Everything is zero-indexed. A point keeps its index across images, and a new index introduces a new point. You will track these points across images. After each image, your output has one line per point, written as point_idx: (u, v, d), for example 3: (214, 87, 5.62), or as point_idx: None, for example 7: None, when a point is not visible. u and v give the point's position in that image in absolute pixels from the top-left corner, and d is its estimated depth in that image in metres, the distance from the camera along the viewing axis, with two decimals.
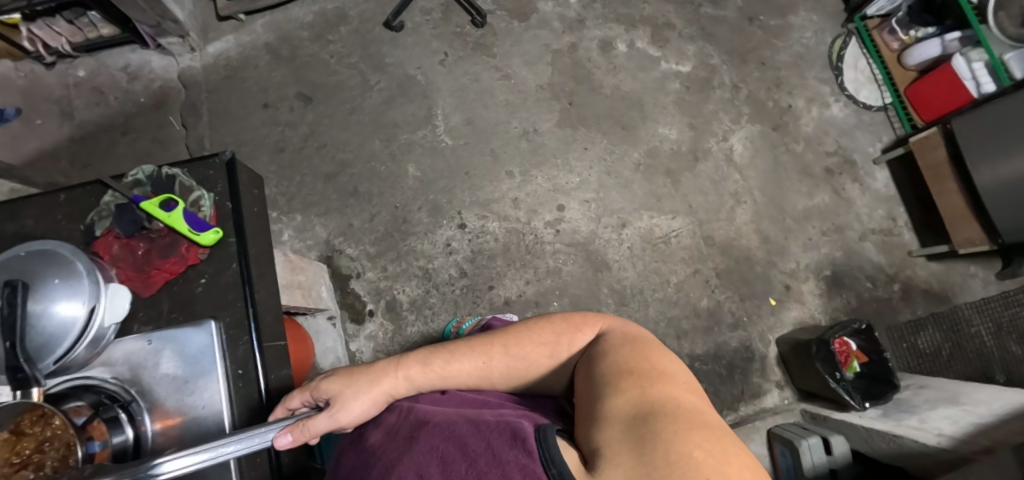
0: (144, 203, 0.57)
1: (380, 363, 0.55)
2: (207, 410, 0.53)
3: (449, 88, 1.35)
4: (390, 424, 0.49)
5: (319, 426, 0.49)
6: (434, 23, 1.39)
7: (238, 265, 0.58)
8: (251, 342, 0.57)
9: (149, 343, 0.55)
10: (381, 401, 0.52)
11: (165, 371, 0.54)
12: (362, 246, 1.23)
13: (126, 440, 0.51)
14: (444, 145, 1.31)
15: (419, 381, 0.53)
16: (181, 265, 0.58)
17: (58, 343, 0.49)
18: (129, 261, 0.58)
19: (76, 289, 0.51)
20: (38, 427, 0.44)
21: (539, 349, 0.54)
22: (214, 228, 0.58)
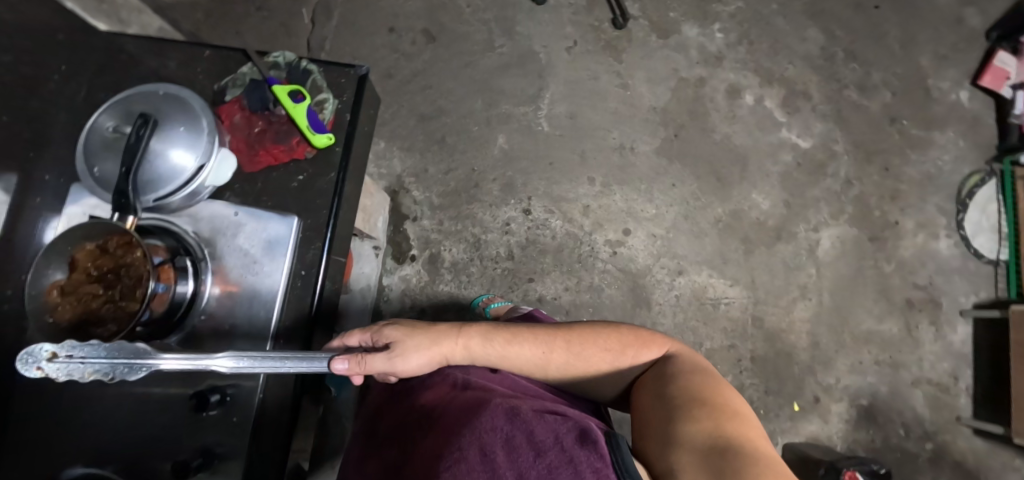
0: (276, 87, 0.60)
1: (443, 324, 0.56)
2: (265, 294, 0.56)
3: (566, 76, 1.34)
4: (445, 389, 0.52)
5: (376, 364, 0.51)
6: (575, 9, 1.37)
7: (336, 176, 0.61)
8: (320, 250, 0.59)
9: (235, 214, 0.58)
10: (437, 361, 0.54)
11: (240, 245, 0.57)
12: (428, 193, 1.25)
13: (185, 294, 0.54)
14: (540, 130, 1.30)
15: (477, 352, 0.55)
16: (287, 155, 0.61)
17: (164, 184, 0.53)
18: (243, 132, 0.61)
19: (195, 142, 0.54)
20: (122, 250, 0.48)
21: (602, 359, 0.56)
22: (328, 134, 0.61)
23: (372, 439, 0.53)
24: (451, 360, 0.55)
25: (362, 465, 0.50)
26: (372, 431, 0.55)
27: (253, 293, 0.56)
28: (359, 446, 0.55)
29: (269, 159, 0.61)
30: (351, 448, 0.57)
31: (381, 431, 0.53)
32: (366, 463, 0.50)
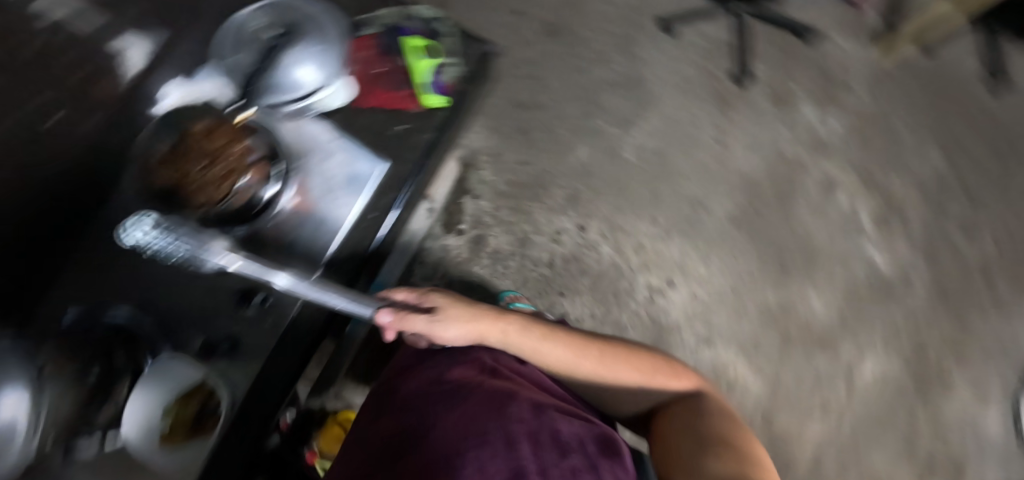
0: (411, 41, 0.64)
1: (484, 305, 0.59)
2: (333, 220, 0.59)
3: (668, 113, 1.31)
4: (473, 371, 0.52)
5: (416, 325, 0.55)
6: (700, 54, 1.34)
7: (433, 138, 0.64)
8: (397, 198, 0.62)
9: (332, 140, 0.61)
10: (472, 337, 0.57)
11: (328, 169, 0.60)
12: (496, 177, 1.27)
13: (265, 195, 0.56)
14: (622, 155, 1.28)
15: (511, 340, 0.56)
16: (396, 102, 0.64)
17: (282, 91, 0.57)
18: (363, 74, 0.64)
19: (320, 62, 0.57)
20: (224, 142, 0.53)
21: (628, 377, 0.56)
22: (441, 96, 0.64)
23: (390, 402, 0.52)
24: (485, 340, 0.57)
25: (376, 427, 0.49)
26: (391, 392, 0.54)
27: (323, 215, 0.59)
28: (377, 406, 0.54)
29: (380, 104, 0.64)
30: (368, 405, 0.56)
31: (400, 395, 0.52)
32: (380, 425, 0.49)
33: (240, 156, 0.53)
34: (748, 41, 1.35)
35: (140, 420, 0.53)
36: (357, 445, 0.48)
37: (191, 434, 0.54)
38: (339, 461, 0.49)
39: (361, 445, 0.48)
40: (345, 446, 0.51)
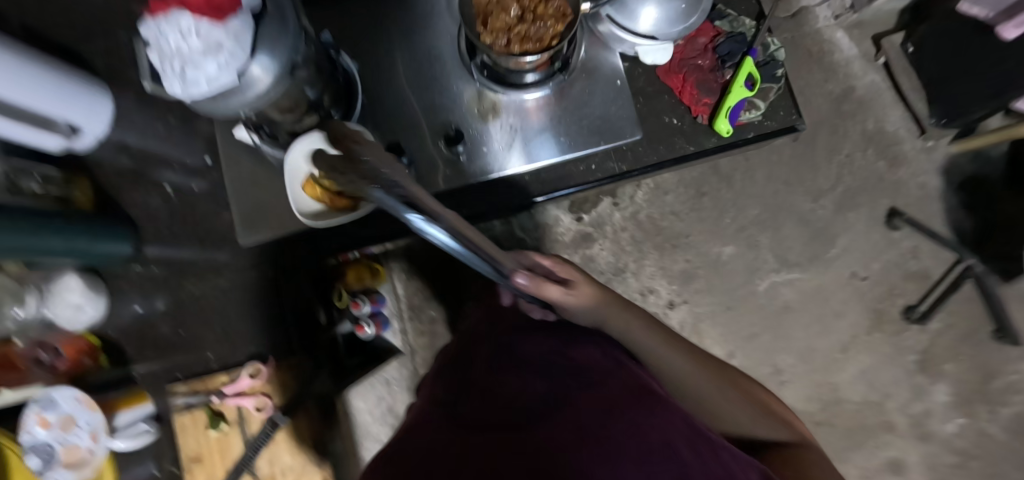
0: (747, 63, 0.68)
1: (612, 293, 0.61)
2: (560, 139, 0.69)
3: (826, 289, 1.16)
4: (598, 355, 0.51)
5: (551, 293, 0.54)
6: (904, 259, 1.16)
7: (690, 153, 0.71)
8: (611, 176, 0.71)
9: (615, 80, 0.69)
10: (597, 318, 0.58)
11: (587, 102, 0.69)
12: (639, 201, 1.17)
13: (532, 85, 0.67)
14: (756, 284, 1.16)
15: (636, 334, 0.58)
16: (690, 99, 0.70)
17: (626, 18, 0.64)
18: (692, 66, 0.70)
19: (669, 21, 0.64)
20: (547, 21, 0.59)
21: (740, 413, 0.57)
22: (728, 128, 0.69)
23: (507, 357, 0.50)
24: (603, 327, 0.59)
25: (497, 379, 0.46)
26: (508, 347, 0.52)
27: (568, 135, 0.69)
28: (490, 358, 0.51)
29: (682, 97, 0.70)
30: (475, 355, 0.54)
31: (518, 355, 0.50)
32: (502, 379, 0.45)
33: (538, 38, 0.59)
34: (960, 297, 1.14)
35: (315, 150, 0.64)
36: (476, 393, 0.44)
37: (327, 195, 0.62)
38: (449, 399, 0.45)
39: (484, 392, 0.44)
40: (456, 388, 0.48)
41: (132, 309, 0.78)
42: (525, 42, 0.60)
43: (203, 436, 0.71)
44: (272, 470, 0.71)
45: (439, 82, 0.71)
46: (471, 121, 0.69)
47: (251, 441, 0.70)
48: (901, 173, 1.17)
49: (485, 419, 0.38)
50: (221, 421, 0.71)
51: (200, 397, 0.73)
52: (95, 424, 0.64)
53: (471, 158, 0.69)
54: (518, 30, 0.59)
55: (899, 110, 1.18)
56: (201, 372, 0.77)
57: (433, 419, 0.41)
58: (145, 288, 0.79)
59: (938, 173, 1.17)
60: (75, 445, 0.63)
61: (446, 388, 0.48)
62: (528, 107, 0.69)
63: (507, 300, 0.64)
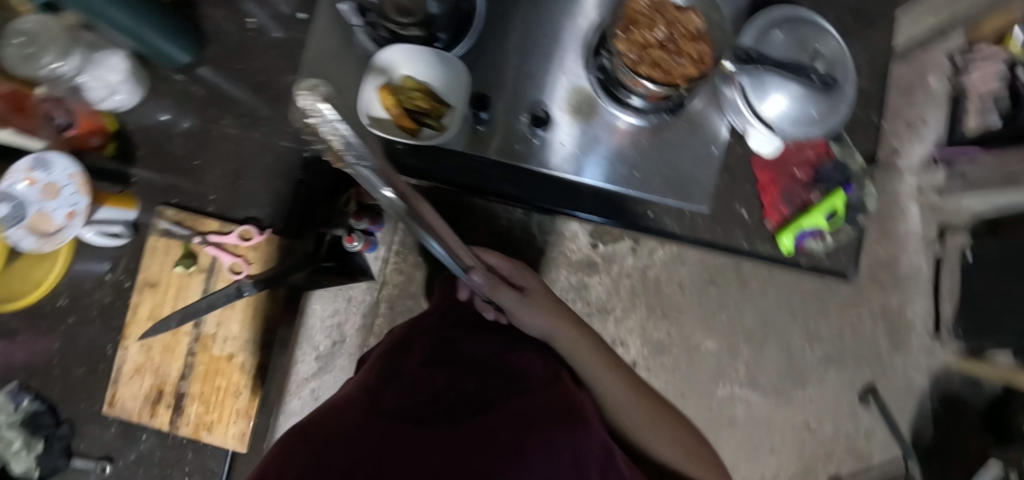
0: (836, 195, 0.68)
1: (568, 313, 0.61)
2: (630, 173, 0.68)
3: (774, 424, 1.17)
4: (539, 366, 0.51)
5: (503, 296, 0.56)
6: (856, 435, 1.17)
7: (742, 249, 0.70)
8: (659, 234, 0.71)
9: (711, 147, 0.68)
10: (545, 334, 0.58)
11: (675, 152, 0.68)
12: (655, 259, 1.16)
13: (627, 109, 0.65)
14: (715, 387, 1.17)
15: (580, 353, 0.58)
16: (769, 202, 0.69)
17: (753, 96, 0.62)
18: (787, 172, 0.70)
19: (788, 121, 0.62)
20: (681, 55, 0.57)
21: (665, 445, 0.56)
22: (788, 246, 0.69)
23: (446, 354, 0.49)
24: (550, 341, 0.58)
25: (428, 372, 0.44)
26: (452, 345, 0.52)
27: (642, 173, 0.68)
28: (429, 351, 0.50)
29: (762, 194, 0.70)
30: (418, 342, 0.52)
31: (459, 355, 0.49)
32: (433, 373, 0.44)
33: (667, 71, 0.57)
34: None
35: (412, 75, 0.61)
36: (405, 379, 0.43)
37: (403, 114, 0.59)
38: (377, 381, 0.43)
39: (412, 382, 0.42)
40: (389, 368, 0.46)
41: (160, 117, 0.77)
42: (653, 68, 0.57)
43: (169, 268, 0.70)
44: (215, 332, 0.70)
45: (549, 58, 0.68)
46: (558, 110, 0.68)
47: (209, 296, 0.69)
48: (896, 358, 1.17)
49: (407, 412, 0.37)
50: (191, 263, 0.70)
51: (183, 231, 0.71)
52: (77, 206, 0.63)
53: (542, 144, 0.67)
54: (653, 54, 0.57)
55: (927, 302, 1.18)
56: (192, 207, 0.75)
57: (357, 399, 0.39)
58: (179, 103, 0.77)
59: (929, 375, 1.17)
60: (46, 214, 0.62)
61: (379, 367, 0.47)
62: (619, 126, 0.68)
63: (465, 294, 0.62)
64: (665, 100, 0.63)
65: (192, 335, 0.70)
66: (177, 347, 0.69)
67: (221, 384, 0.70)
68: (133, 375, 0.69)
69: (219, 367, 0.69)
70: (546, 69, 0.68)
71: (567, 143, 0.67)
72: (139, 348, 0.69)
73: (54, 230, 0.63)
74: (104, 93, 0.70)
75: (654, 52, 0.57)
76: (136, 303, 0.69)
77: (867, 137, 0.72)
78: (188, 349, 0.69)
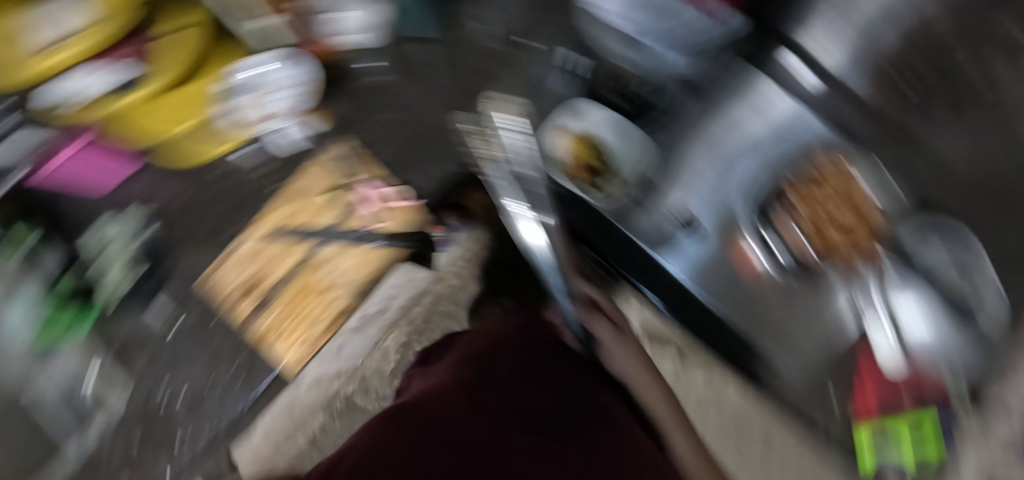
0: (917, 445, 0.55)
1: (660, 381, 0.46)
2: (731, 300, 0.64)
3: None
4: (612, 406, 0.42)
5: (597, 325, 0.47)
6: None
7: (813, 426, 0.62)
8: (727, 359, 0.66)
9: (832, 330, 0.61)
10: (624, 375, 0.46)
11: (792, 302, 0.63)
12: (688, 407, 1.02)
13: (766, 239, 0.62)
14: None
15: (660, 411, 0.44)
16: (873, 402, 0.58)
17: (890, 288, 0.58)
18: (898, 374, 0.57)
19: (917, 328, 0.56)
20: (851, 232, 0.59)
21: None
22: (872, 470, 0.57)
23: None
24: (630, 385, 0.46)
25: (512, 383, 0.41)
26: (535, 364, 0.46)
27: (757, 317, 0.64)
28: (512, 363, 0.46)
29: (859, 392, 0.59)
30: (506, 350, 0.48)
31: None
32: (516, 387, 0.40)
33: (825, 239, 0.60)
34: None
35: (599, 122, 0.62)
36: (488, 377, 0.39)
37: (579, 163, 0.62)
38: (466, 371, 0.43)
39: (499, 386, 0.40)
40: (478, 361, 0.45)
41: None
42: (818, 238, 0.60)
43: (317, 191, 0.63)
44: (325, 260, 0.63)
45: (706, 166, 0.65)
46: (705, 225, 0.65)
47: (335, 233, 0.63)
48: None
49: (493, 410, 0.36)
50: (336, 197, 0.63)
51: (344, 168, 0.64)
52: (299, 106, 0.61)
53: (672, 249, 0.65)
54: (819, 221, 0.60)
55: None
56: None
57: (446, 382, 0.40)
58: None
59: None
60: (270, 95, 0.59)
61: (468, 359, 0.46)
62: (747, 258, 0.63)
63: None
64: (812, 264, 0.61)
65: (302, 255, 0.62)
66: (286, 260, 0.62)
67: (305, 309, 0.63)
68: (235, 265, 0.62)
69: (307, 295, 0.63)
70: (696, 176, 0.65)
71: (692, 240, 0.65)
72: (260, 242, 0.62)
73: (253, 123, 0.60)
74: (344, 27, 0.61)
75: (832, 210, 0.59)
76: (275, 205, 0.63)
77: None
78: (294, 266, 0.62)
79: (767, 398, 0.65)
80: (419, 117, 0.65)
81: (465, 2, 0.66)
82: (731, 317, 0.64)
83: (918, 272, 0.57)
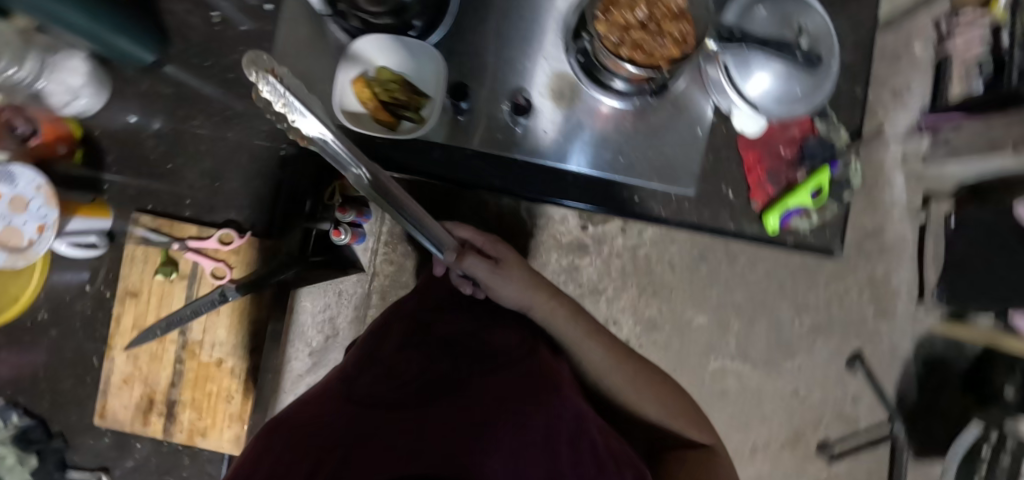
0: (805, 195, 0.61)
1: (552, 297, 0.48)
2: (606, 156, 0.60)
3: (765, 395, 0.89)
4: (511, 341, 0.46)
5: (477, 267, 0.44)
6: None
7: (728, 230, 0.63)
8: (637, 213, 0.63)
9: (700, 128, 0.60)
10: (520, 304, 0.46)
11: (657, 129, 0.60)
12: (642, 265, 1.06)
13: (602, 80, 0.57)
14: (706, 360, 0.88)
15: (557, 324, 0.47)
16: (762, 181, 0.62)
17: (733, 65, 0.55)
18: (772, 151, 0.62)
19: (773, 87, 0.55)
20: (667, 28, 0.51)
21: (650, 406, 0.47)
22: (775, 229, 0.62)
23: (424, 341, 0.43)
24: (529, 311, 0.47)
25: (404, 361, 0.39)
26: (426, 330, 0.45)
27: (627, 157, 0.60)
28: (404, 338, 0.43)
29: (751, 177, 0.62)
30: (394, 328, 0.46)
31: (435, 343, 0.43)
32: (410, 363, 0.39)
33: (643, 50, 0.51)
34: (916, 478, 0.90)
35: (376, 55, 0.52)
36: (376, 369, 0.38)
37: (377, 107, 0.51)
38: (352, 367, 0.39)
39: (388, 370, 0.38)
40: (362, 355, 0.41)
41: None
42: (637, 52, 0.51)
43: (150, 276, 0.57)
44: (202, 337, 0.57)
45: (516, 40, 0.59)
46: (541, 98, 0.59)
47: (192, 303, 0.56)
48: (880, 325, 0.89)
49: (382, 396, 0.34)
50: (171, 270, 0.57)
51: (161, 238, 0.57)
52: (43, 220, 0.49)
53: (526, 137, 0.59)
54: (630, 33, 0.51)
55: (911, 269, 0.88)
56: None
57: (329, 389, 0.36)
58: None
59: (915, 339, 0.89)
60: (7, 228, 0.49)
61: (355, 355, 0.42)
62: (598, 110, 0.60)
63: (440, 270, 0.52)
64: (648, 82, 0.55)
65: (178, 343, 0.57)
66: (163, 357, 0.57)
67: (212, 392, 0.57)
68: (120, 390, 0.57)
69: (207, 378, 0.57)
70: (511, 54, 0.59)
71: (540, 117, 0.59)
72: (128, 359, 0.57)
73: (26, 245, 0.49)
74: (72, 91, 0.54)
75: (637, 16, 0.51)
76: (117, 314, 0.57)
77: (851, 109, 0.64)
78: (176, 357, 0.57)
79: (684, 229, 0.63)
80: (207, 151, 0.59)
81: (178, 15, 0.58)
82: (603, 173, 0.61)
83: (748, 40, 0.54)
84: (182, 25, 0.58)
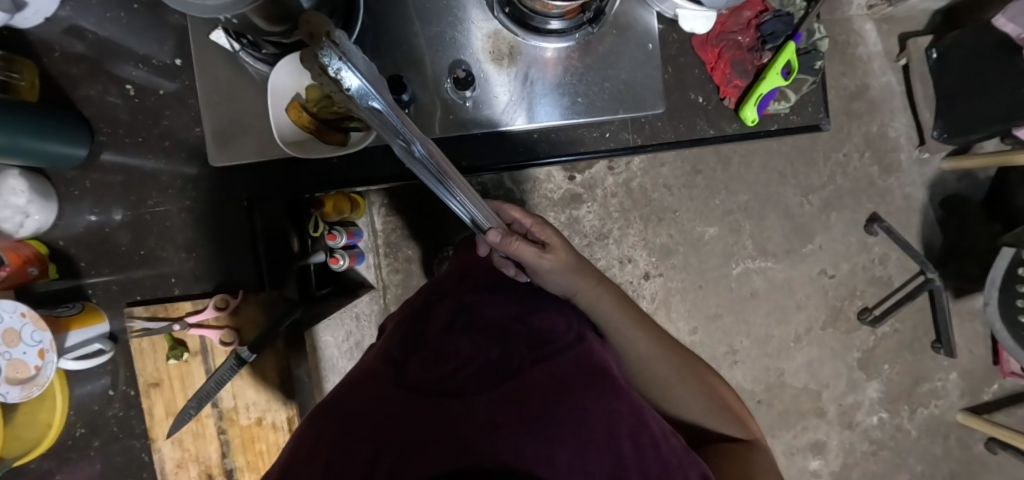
0: (778, 73, 0.58)
1: (599, 282, 0.44)
2: (569, 104, 0.58)
3: (795, 283, 0.88)
4: (561, 325, 0.38)
5: (525, 251, 0.40)
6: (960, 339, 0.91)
7: (709, 137, 0.61)
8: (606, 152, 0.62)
9: (650, 43, 0.57)
10: (566, 288, 0.43)
11: (608, 58, 0.57)
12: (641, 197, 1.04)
13: (539, 26, 0.54)
14: (728, 268, 0.87)
15: (604, 310, 0.43)
16: (728, 74, 0.59)
17: None
18: (730, 42, 0.59)
19: None
20: None
21: (692, 401, 0.43)
22: (754, 118, 0.59)
23: (467, 319, 0.36)
24: (573, 298, 0.44)
25: (450, 341, 0.33)
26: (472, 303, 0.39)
27: (587, 97, 0.58)
28: (451, 308, 0.39)
29: (715, 75, 0.60)
30: (437, 307, 0.39)
31: (479, 321, 0.36)
32: (456, 343, 0.33)
33: None
34: (961, 318, 0.90)
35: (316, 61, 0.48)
36: (426, 345, 0.34)
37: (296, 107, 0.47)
38: (396, 350, 0.34)
39: (435, 351, 0.32)
40: (408, 326, 0.37)
41: None
42: None
43: (164, 362, 0.57)
44: (235, 402, 0.58)
45: (444, 11, 0.56)
46: (481, 64, 0.56)
47: (214, 375, 0.56)
48: (889, 181, 0.87)
49: (436, 380, 0.29)
50: (182, 351, 0.57)
51: (161, 324, 0.57)
52: (41, 344, 0.49)
53: (483, 107, 0.57)
54: None
55: (907, 117, 0.86)
56: None
57: (380, 367, 0.32)
58: None
59: (927, 184, 0.87)
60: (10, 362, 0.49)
61: (396, 336, 0.37)
62: (544, 58, 0.57)
63: (483, 252, 0.47)
64: (582, 11, 0.53)
65: (216, 415, 0.58)
66: (207, 432, 0.58)
67: (263, 450, 0.58)
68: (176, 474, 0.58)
69: (253, 439, 0.58)
70: (444, 28, 0.56)
71: (493, 82, 0.56)
72: (173, 445, 0.58)
73: (34, 373, 0.50)
74: (21, 207, 0.53)
75: None
76: (148, 407, 0.58)
77: None
78: (217, 428, 0.58)
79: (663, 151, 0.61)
80: (170, 230, 0.58)
81: (93, 109, 0.56)
82: (571, 120, 0.58)
83: None
84: (103, 109, 0.56)
